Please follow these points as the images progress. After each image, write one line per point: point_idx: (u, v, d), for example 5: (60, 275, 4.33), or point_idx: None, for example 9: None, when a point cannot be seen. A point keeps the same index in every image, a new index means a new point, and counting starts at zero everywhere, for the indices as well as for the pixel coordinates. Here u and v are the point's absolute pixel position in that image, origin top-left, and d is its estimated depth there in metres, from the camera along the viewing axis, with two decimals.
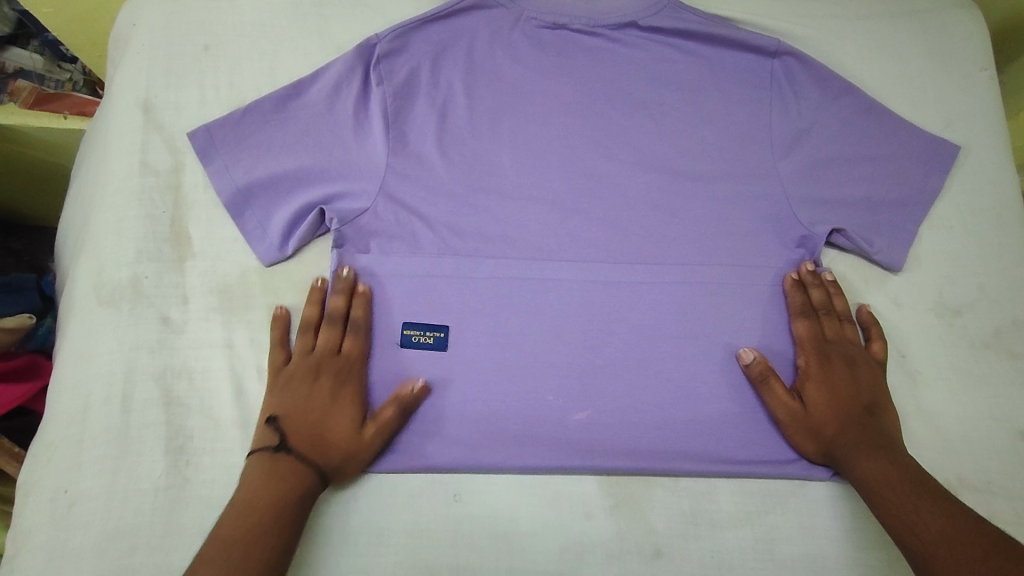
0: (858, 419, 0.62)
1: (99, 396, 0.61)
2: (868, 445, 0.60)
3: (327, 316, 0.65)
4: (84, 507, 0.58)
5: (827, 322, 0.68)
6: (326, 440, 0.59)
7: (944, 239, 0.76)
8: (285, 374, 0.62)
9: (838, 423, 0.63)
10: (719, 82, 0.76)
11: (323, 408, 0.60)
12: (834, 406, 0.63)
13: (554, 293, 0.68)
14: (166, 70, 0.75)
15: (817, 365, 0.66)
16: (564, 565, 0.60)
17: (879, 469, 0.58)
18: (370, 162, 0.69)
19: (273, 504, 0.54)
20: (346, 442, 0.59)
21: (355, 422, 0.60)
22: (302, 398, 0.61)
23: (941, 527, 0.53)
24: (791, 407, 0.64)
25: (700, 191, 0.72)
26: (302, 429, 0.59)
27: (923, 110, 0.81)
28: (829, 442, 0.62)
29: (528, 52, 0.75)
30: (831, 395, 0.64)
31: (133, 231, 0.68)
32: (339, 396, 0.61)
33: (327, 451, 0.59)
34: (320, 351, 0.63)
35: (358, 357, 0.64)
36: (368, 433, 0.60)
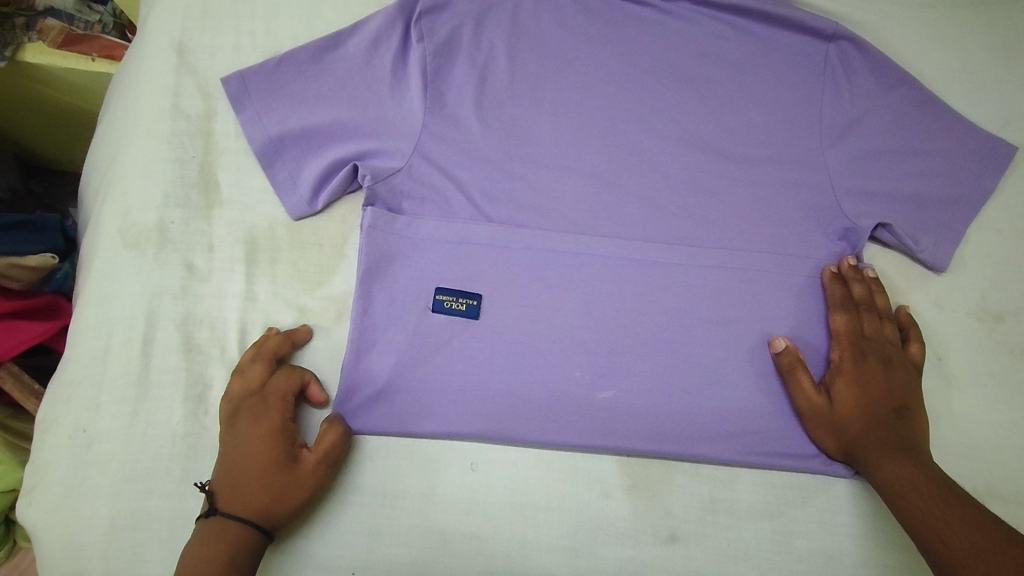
0: (889, 420, 0.58)
1: (120, 338, 0.62)
2: (895, 447, 0.56)
3: (259, 357, 0.60)
4: (101, 446, 0.59)
5: (866, 318, 0.63)
6: (249, 485, 0.54)
7: (992, 243, 0.69)
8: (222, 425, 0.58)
9: (864, 423, 0.58)
10: (771, 61, 0.71)
11: (256, 454, 0.55)
12: (864, 404, 0.59)
13: (588, 268, 0.64)
14: (202, 14, 0.74)
15: (849, 362, 0.61)
16: (577, 540, 0.58)
17: (905, 471, 0.54)
18: (405, 121, 0.66)
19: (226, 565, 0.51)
20: (278, 486, 0.54)
21: (289, 465, 0.55)
22: (235, 449, 0.55)
23: (969, 538, 0.47)
24: (818, 401, 0.60)
25: (749, 173, 0.68)
26: (227, 478, 0.54)
27: (983, 107, 0.73)
28: (854, 440, 0.58)
29: (574, 18, 0.71)
30: (862, 394, 0.59)
31: (162, 175, 0.68)
32: (261, 435, 0.55)
33: (254, 500, 0.53)
34: (252, 390, 0.58)
35: (286, 396, 0.58)
36: (300, 474, 0.55)
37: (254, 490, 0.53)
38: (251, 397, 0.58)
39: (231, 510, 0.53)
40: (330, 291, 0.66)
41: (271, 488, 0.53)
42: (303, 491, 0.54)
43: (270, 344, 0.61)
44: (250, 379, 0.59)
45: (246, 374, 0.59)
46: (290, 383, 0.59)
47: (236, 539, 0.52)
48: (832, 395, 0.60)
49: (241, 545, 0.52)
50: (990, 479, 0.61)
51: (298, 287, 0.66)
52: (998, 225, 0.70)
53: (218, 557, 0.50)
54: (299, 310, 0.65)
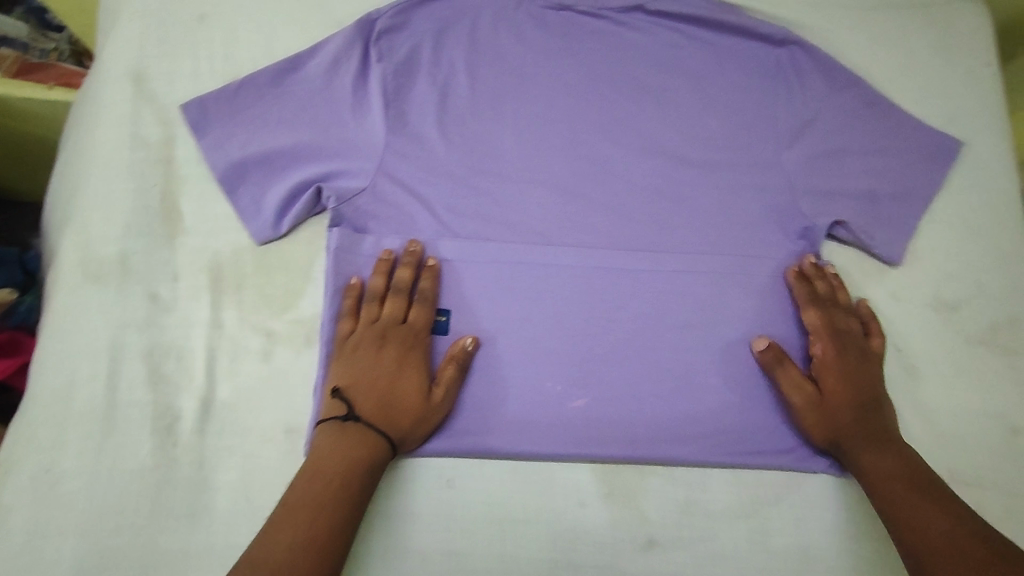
0: (869, 413, 0.60)
1: (83, 373, 0.61)
2: (877, 440, 0.58)
3: (394, 287, 0.62)
4: (67, 486, 0.58)
5: (837, 313, 0.64)
6: (399, 407, 0.58)
7: (945, 235, 0.71)
8: (352, 342, 0.61)
9: (846, 416, 0.60)
10: (725, 67, 0.73)
11: (392, 374, 0.59)
12: (845, 398, 0.60)
13: (555, 278, 0.65)
14: (158, 40, 0.74)
15: (830, 356, 0.62)
16: (555, 551, 0.58)
17: (887, 463, 0.56)
18: (368, 140, 0.66)
19: (348, 479, 0.54)
20: (415, 412, 0.58)
21: (424, 395, 0.59)
22: (369, 366, 0.59)
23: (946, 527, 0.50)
24: (804, 396, 0.61)
25: (709, 178, 0.69)
26: (366, 394, 0.58)
27: (928, 105, 0.75)
28: (838, 434, 0.59)
29: (532, 32, 0.72)
30: (843, 388, 0.61)
31: (122, 205, 0.67)
32: (412, 361, 0.60)
33: (398, 419, 0.58)
34: (388, 318, 0.61)
35: (425, 326, 0.62)
36: (434, 403, 0.59)
37: (403, 412, 0.58)
38: (393, 326, 0.61)
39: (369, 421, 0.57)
40: (298, 314, 0.66)
41: (414, 412, 0.58)
42: (439, 419, 0.60)
43: (405, 270, 0.63)
44: (384, 308, 0.62)
45: (385, 301, 0.62)
46: (427, 317, 0.62)
47: (367, 457, 0.55)
48: (817, 389, 0.61)
49: (371, 461, 0.55)
50: (952, 466, 0.62)
51: (265, 312, 0.66)
52: (950, 217, 0.71)
53: (357, 463, 0.54)
54: (267, 335, 0.65)
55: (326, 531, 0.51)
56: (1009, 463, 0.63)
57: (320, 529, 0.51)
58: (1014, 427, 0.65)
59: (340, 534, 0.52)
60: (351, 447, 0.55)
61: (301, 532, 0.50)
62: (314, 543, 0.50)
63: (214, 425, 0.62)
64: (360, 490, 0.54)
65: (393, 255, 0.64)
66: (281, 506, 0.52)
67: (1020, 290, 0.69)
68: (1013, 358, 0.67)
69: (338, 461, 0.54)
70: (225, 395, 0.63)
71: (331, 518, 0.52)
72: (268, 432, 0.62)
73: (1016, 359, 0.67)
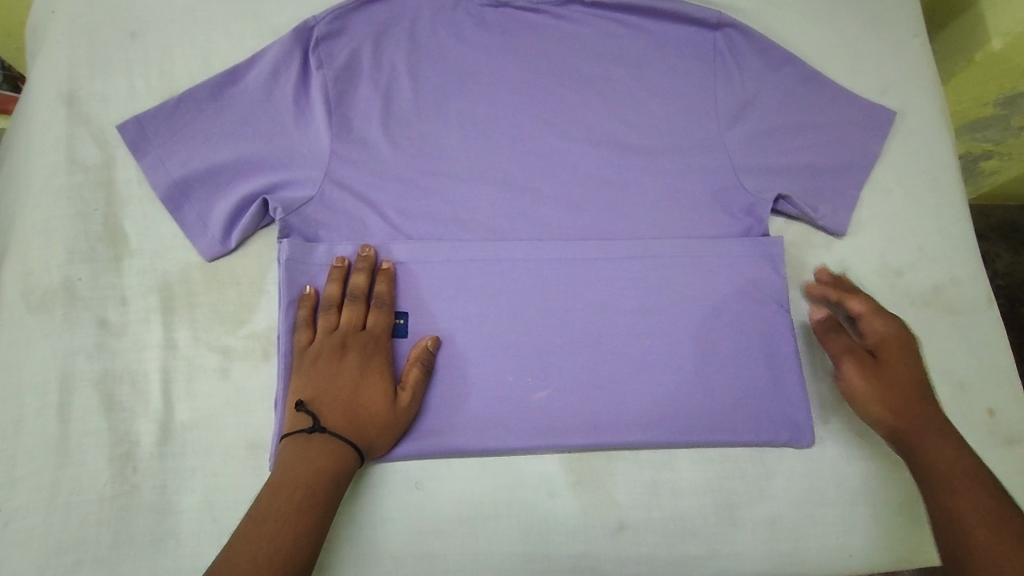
0: (930, 399, 0.60)
1: (32, 407, 0.59)
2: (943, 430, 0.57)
3: (350, 295, 0.62)
4: (21, 524, 0.56)
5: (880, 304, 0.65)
6: (365, 416, 0.57)
7: (885, 203, 0.73)
8: (311, 352, 0.60)
9: (909, 403, 0.59)
10: (664, 54, 0.74)
11: (354, 382, 0.58)
12: (903, 384, 0.60)
13: (510, 273, 0.65)
14: (89, 61, 0.72)
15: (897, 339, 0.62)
16: (528, 544, 0.59)
17: (952, 453, 0.55)
18: (314, 149, 0.66)
19: (311, 490, 0.53)
20: (381, 418, 0.58)
21: (389, 401, 0.59)
22: (330, 376, 0.58)
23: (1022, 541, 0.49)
24: (862, 382, 0.61)
25: (656, 164, 0.70)
26: (329, 403, 0.57)
27: (861, 79, 0.78)
28: (902, 420, 0.59)
29: (471, 30, 0.72)
30: (902, 374, 0.61)
31: (62, 231, 0.65)
32: (373, 366, 0.60)
33: (364, 427, 0.57)
34: (347, 326, 0.61)
35: (386, 331, 0.62)
36: (401, 408, 0.59)
37: (369, 421, 0.57)
38: (353, 333, 0.61)
39: (334, 430, 0.56)
40: (253, 328, 0.65)
41: (382, 418, 0.58)
42: (406, 423, 0.59)
43: (360, 276, 0.62)
44: (342, 316, 0.62)
45: (342, 309, 0.62)
46: (386, 322, 0.62)
47: (333, 468, 0.54)
48: (875, 372, 0.61)
49: (336, 470, 0.55)
50: None
51: (219, 329, 0.65)
52: (889, 186, 0.73)
53: (322, 472, 0.54)
54: (223, 352, 0.64)
55: (292, 545, 0.50)
56: (957, 417, 0.66)
57: (286, 540, 0.50)
58: (962, 382, 0.67)
59: (305, 545, 0.51)
60: (313, 458, 0.54)
61: (268, 543, 0.50)
62: (279, 557, 0.49)
63: (174, 448, 0.61)
64: (326, 500, 0.53)
65: (347, 262, 0.63)
66: (247, 518, 0.51)
67: (959, 250, 0.72)
68: (957, 317, 0.69)
69: (301, 474, 0.53)
70: (183, 417, 0.62)
71: (297, 529, 0.51)
72: (229, 450, 0.61)
73: (960, 318, 0.69)
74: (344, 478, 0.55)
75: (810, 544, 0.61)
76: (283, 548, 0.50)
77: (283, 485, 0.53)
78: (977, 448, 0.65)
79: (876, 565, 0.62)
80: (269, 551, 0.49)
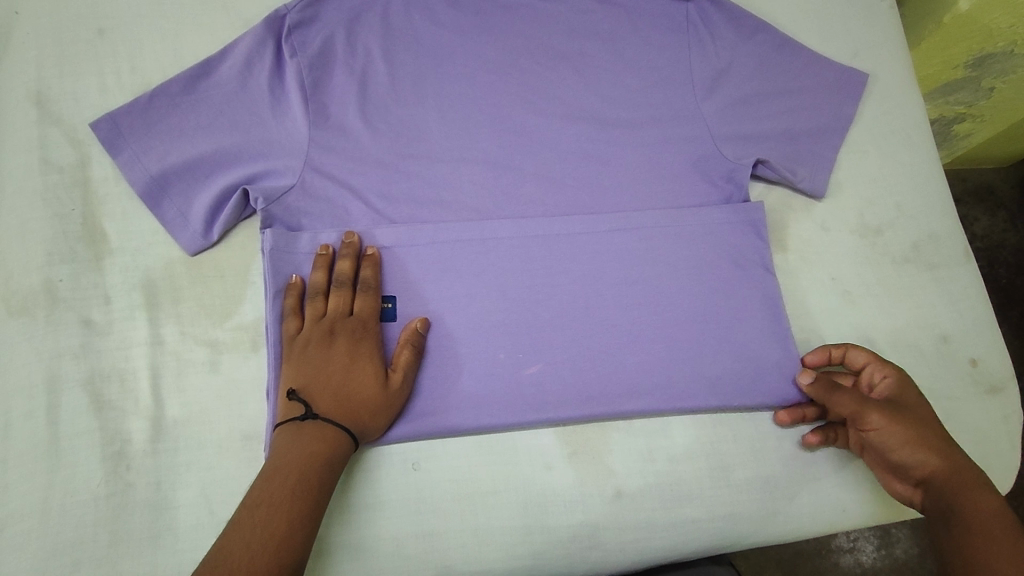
0: (952, 441, 0.58)
1: (20, 411, 0.59)
2: (970, 472, 0.56)
3: (336, 281, 0.61)
4: (17, 528, 0.56)
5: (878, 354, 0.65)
6: (357, 401, 0.57)
7: (862, 164, 0.74)
8: (300, 340, 0.59)
9: (935, 446, 0.57)
10: (638, 28, 0.74)
11: (344, 367, 0.58)
12: (927, 425, 0.58)
13: (496, 252, 0.65)
14: (57, 60, 0.71)
15: (908, 382, 0.61)
16: (527, 517, 0.59)
17: (986, 500, 0.53)
18: (292, 139, 0.65)
19: (305, 477, 0.53)
20: (375, 401, 0.58)
21: (381, 384, 0.58)
22: (321, 363, 0.58)
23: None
24: (893, 423, 0.58)
25: (635, 136, 0.70)
26: (322, 390, 0.57)
27: (833, 43, 0.78)
28: (934, 461, 0.56)
29: (444, 11, 0.72)
30: (922, 415, 0.59)
31: (40, 233, 0.64)
32: (364, 350, 0.59)
33: (357, 411, 0.57)
34: (335, 312, 0.60)
35: (373, 315, 0.61)
36: (393, 391, 0.59)
37: (362, 405, 0.57)
38: (343, 320, 0.60)
39: (327, 416, 0.56)
40: (241, 320, 0.65)
41: (375, 402, 0.58)
42: (400, 405, 0.59)
43: (344, 262, 0.62)
44: (329, 302, 0.61)
45: (330, 296, 0.61)
46: (374, 307, 0.61)
47: (327, 454, 0.54)
48: (901, 413, 0.58)
49: (330, 456, 0.54)
50: None
51: (206, 322, 0.64)
52: (865, 147, 0.74)
53: (316, 459, 0.54)
54: (211, 345, 0.64)
55: (286, 532, 0.50)
56: (941, 369, 0.67)
57: (280, 525, 0.50)
58: (944, 335, 0.68)
59: (300, 532, 0.51)
60: (307, 446, 0.54)
61: (262, 531, 0.50)
62: (274, 543, 0.49)
63: (167, 444, 0.60)
64: (320, 486, 0.53)
65: (331, 249, 0.63)
66: (242, 507, 0.51)
67: (935, 207, 0.73)
68: (936, 272, 0.71)
69: (295, 462, 0.53)
70: (175, 413, 0.61)
71: (291, 515, 0.51)
72: (223, 442, 0.61)
73: (939, 273, 0.71)
74: (338, 463, 0.55)
75: (803, 502, 0.62)
76: (277, 535, 0.50)
77: (275, 474, 0.53)
78: (962, 398, 0.66)
79: (868, 518, 0.63)
80: (263, 539, 0.49)
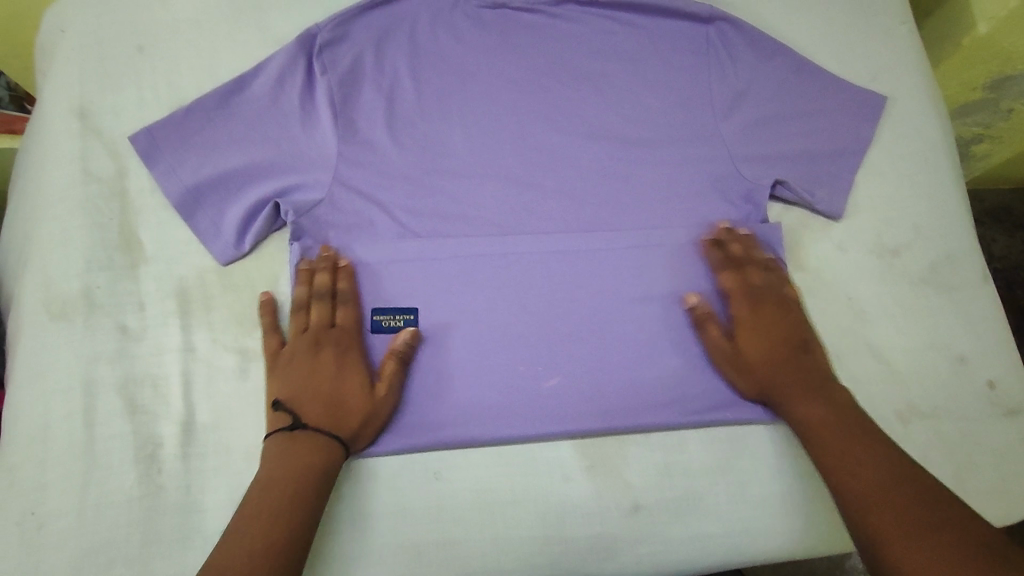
0: (795, 359, 0.63)
1: (58, 412, 0.61)
2: (810, 389, 0.61)
3: (315, 295, 0.64)
4: (54, 526, 0.57)
5: (752, 270, 0.67)
6: (344, 409, 0.59)
7: (880, 186, 0.75)
8: (287, 353, 0.62)
9: (776, 368, 0.63)
10: (658, 49, 0.75)
11: (331, 378, 0.60)
12: (774, 354, 0.64)
13: (517, 265, 0.67)
14: (100, 76, 0.74)
15: (748, 316, 0.66)
16: (545, 528, 0.60)
17: (821, 412, 0.60)
18: (321, 153, 0.68)
19: (302, 487, 0.54)
20: (361, 410, 0.60)
21: (366, 393, 0.60)
22: (307, 374, 0.60)
23: (886, 471, 0.54)
24: (730, 359, 0.65)
25: (654, 155, 0.72)
26: (306, 400, 0.59)
27: (852, 66, 0.80)
28: (771, 385, 0.63)
29: (470, 32, 0.74)
30: (760, 344, 0.64)
31: (81, 241, 0.67)
32: (348, 361, 0.61)
33: (346, 420, 0.59)
34: (314, 325, 0.63)
35: (354, 326, 0.63)
36: (378, 399, 0.61)
37: (349, 413, 0.59)
38: (322, 331, 0.63)
39: (316, 425, 0.58)
40: None
41: (358, 410, 0.60)
42: (388, 413, 0.61)
43: (322, 275, 0.64)
44: (311, 315, 0.63)
45: (308, 308, 0.64)
46: (352, 319, 0.64)
47: (319, 463, 0.56)
48: (745, 343, 0.65)
49: (321, 464, 0.56)
50: (905, 402, 0.67)
51: (236, 331, 0.66)
52: (883, 169, 0.75)
53: (310, 469, 0.55)
54: (240, 353, 0.66)
55: (285, 540, 0.51)
56: (957, 391, 0.67)
57: (277, 531, 0.52)
58: (961, 356, 0.69)
59: (300, 539, 0.52)
60: (301, 456, 0.56)
61: (260, 538, 0.51)
62: (273, 550, 0.50)
63: (197, 448, 0.62)
64: (313, 495, 0.55)
65: (312, 263, 0.65)
66: (239, 517, 0.52)
67: (952, 229, 0.74)
68: (954, 293, 0.71)
69: (285, 471, 0.55)
70: (205, 418, 0.63)
71: (291, 523, 0.52)
72: (250, 448, 0.62)
73: (956, 294, 0.71)
74: (331, 472, 0.57)
75: (819, 519, 0.63)
76: (276, 543, 0.51)
77: (271, 484, 0.54)
78: (979, 420, 0.66)
79: None
80: (262, 546, 0.50)
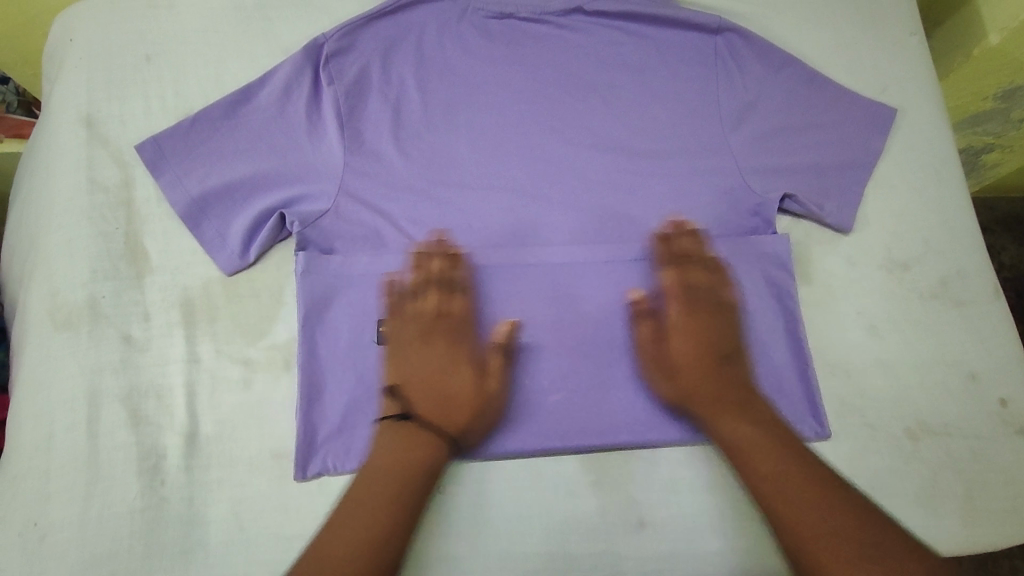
0: (715, 369, 0.65)
1: (61, 423, 0.60)
2: (734, 405, 0.63)
3: (430, 283, 0.65)
4: (55, 538, 0.57)
5: (692, 270, 0.67)
6: (453, 399, 0.63)
7: (889, 199, 0.74)
8: (411, 342, 0.65)
9: (705, 373, 0.64)
10: (666, 60, 0.75)
11: (442, 370, 0.65)
12: (690, 359, 0.65)
13: (522, 279, 0.67)
14: (107, 85, 0.74)
15: (678, 319, 0.67)
16: (549, 544, 0.60)
17: (747, 429, 0.61)
18: (327, 164, 0.68)
19: (407, 485, 0.58)
20: (460, 402, 0.62)
21: (477, 385, 0.63)
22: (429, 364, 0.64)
23: (815, 492, 0.57)
24: (656, 359, 0.65)
25: (662, 167, 0.71)
26: (423, 393, 0.63)
27: (861, 77, 0.79)
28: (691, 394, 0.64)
29: (477, 42, 0.74)
30: (701, 346, 0.66)
31: (86, 250, 0.67)
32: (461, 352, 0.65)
33: (454, 413, 0.62)
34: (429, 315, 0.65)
35: (467, 313, 0.66)
36: (484, 389, 0.63)
37: (460, 404, 0.62)
38: (437, 320, 0.65)
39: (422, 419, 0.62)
40: (273, 340, 0.66)
41: (467, 401, 0.62)
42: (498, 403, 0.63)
43: (437, 263, 0.65)
44: (425, 303, 0.65)
45: (420, 297, 0.65)
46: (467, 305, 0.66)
47: (427, 460, 0.59)
48: (667, 345, 0.66)
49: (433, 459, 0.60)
50: (915, 419, 0.66)
51: (240, 342, 0.66)
52: (892, 182, 0.75)
53: (419, 466, 0.59)
54: (244, 364, 0.65)
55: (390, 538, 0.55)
56: (968, 408, 0.67)
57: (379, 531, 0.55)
58: (973, 373, 0.68)
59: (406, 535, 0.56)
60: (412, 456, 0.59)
61: (365, 534, 0.55)
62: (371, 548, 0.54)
63: (201, 459, 0.62)
64: (419, 493, 0.58)
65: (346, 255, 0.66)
66: (339, 516, 0.56)
67: (963, 243, 0.73)
68: (965, 308, 0.70)
69: (400, 469, 0.58)
70: (209, 429, 0.63)
71: (386, 523, 0.56)
72: (254, 460, 0.62)
73: (967, 309, 0.70)
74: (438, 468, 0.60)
75: None
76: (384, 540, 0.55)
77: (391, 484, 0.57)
78: (991, 438, 0.66)
79: None
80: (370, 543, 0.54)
